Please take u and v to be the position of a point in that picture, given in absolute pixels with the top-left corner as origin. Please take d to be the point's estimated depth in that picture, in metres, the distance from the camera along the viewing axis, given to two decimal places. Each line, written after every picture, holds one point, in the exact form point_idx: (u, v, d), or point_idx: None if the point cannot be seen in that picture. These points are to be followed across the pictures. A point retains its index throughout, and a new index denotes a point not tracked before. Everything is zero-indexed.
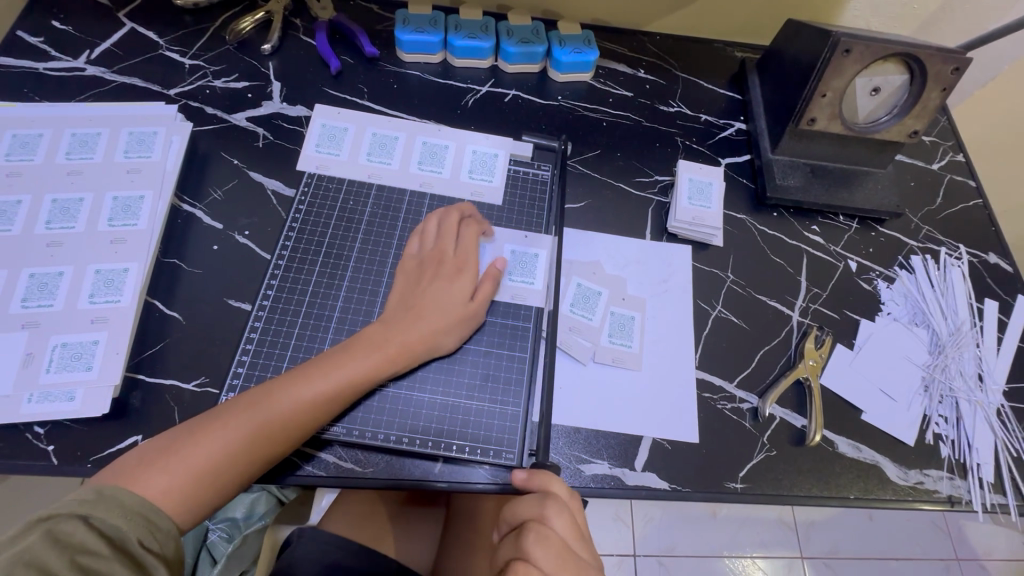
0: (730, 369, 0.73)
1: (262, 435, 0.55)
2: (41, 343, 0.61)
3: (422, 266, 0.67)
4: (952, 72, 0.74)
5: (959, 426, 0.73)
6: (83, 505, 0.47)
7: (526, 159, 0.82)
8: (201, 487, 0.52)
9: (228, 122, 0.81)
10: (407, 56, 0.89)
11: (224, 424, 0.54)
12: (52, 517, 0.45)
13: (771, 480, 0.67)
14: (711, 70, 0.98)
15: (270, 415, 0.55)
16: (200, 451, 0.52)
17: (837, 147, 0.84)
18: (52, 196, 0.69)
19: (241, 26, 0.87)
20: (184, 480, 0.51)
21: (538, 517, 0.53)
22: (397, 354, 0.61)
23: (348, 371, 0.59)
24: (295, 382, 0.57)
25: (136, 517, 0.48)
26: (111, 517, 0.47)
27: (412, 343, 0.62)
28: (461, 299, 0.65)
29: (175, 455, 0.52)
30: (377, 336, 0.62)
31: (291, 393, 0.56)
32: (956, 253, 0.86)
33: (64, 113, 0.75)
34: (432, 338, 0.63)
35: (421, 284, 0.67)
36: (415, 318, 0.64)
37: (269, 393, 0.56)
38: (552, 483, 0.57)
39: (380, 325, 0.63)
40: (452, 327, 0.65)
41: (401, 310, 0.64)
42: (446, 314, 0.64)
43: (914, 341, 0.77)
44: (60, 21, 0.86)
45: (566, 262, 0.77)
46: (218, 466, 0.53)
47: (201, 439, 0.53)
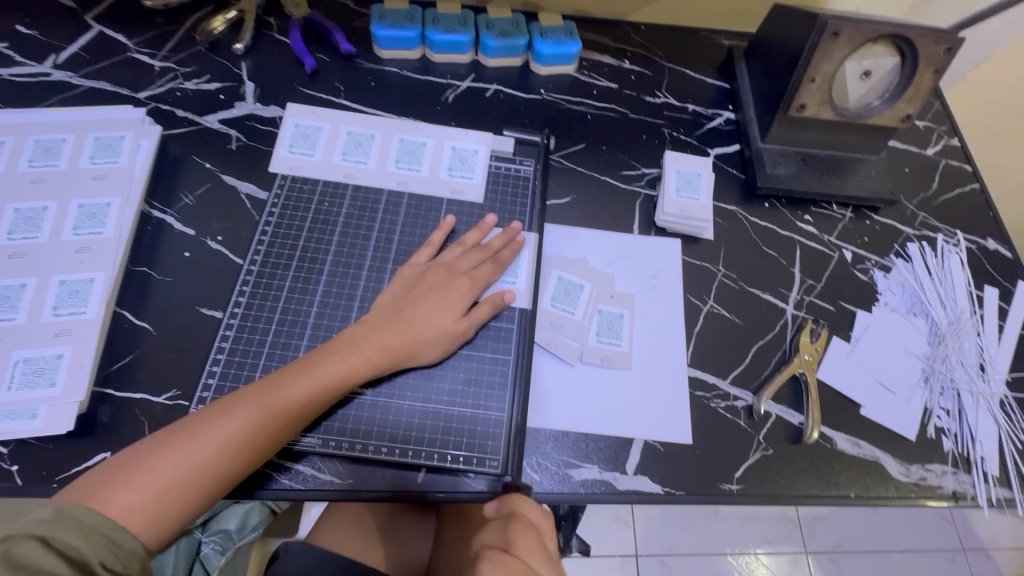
0: (723, 366, 0.71)
1: (233, 447, 0.52)
2: (3, 359, 0.59)
3: (418, 278, 0.65)
4: (944, 53, 0.72)
5: (962, 419, 0.70)
6: (42, 526, 0.44)
7: (508, 154, 0.80)
8: (166, 503, 0.49)
9: (200, 125, 0.79)
10: (384, 52, 0.87)
11: (191, 436, 0.51)
12: (10, 538, 0.43)
13: (768, 479, 0.65)
14: (697, 59, 0.95)
15: (241, 425, 0.53)
16: (166, 465, 0.50)
17: (828, 134, 0.82)
18: (14, 206, 0.66)
19: (212, 26, 0.84)
20: (148, 496, 0.49)
21: (500, 543, 0.52)
22: (376, 358, 0.59)
23: (324, 377, 0.57)
24: (268, 389, 0.55)
25: (97, 537, 0.46)
26: (70, 537, 0.44)
27: (392, 347, 0.60)
28: (454, 315, 0.63)
29: (138, 471, 0.49)
30: (354, 340, 0.59)
31: (263, 401, 0.54)
32: (954, 239, 0.84)
33: (27, 119, 0.72)
34: (415, 345, 0.61)
35: (404, 290, 0.64)
36: (396, 322, 0.61)
37: (240, 402, 0.54)
38: (522, 506, 0.56)
39: (359, 329, 0.61)
40: (442, 344, 0.63)
41: (382, 315, 0.62)
42: (435, 329, 0.62)
43: (912, 331, 0.75)
44: (24, 25, 0.84)
45: (562, 275, 0.73)
46: (185, 481, 0.50)
47: (167, 453, 0.50)
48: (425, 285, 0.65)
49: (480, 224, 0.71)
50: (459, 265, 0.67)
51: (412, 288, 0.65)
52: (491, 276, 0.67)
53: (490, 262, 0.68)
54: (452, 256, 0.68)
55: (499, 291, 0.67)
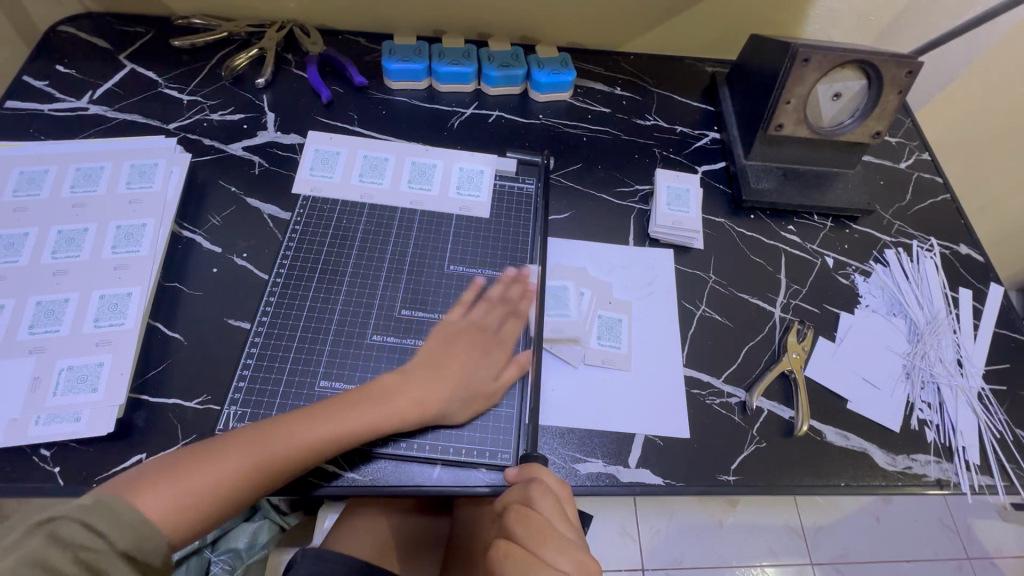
0: (717, 366, 0.76)
1: (253, 471, 0.56)
2: (49, 367, 0.63)
3: (454, 335, 0.70)
4: (906, 76, 0.79)
5: (942, 411, 0.75)
6: (82, 510, 0.47)
7: (511, 174, 0.86)
8: (184, 513, 0.53)
9: (225, 152, 0.85)
10: (394, 83, 0.94)
11: (222, 454, 0.56)
12: (52, 519, 0.45)
13: (763, 471, 0.69)
14: (683, 84, 1.03)
15: (266, 452, 0.57)
16: (194, 477, 0.54)
17: (806, 150, 0.88)
18: (57, 228, 0.72)
19: (236, 62, 0.92)
20: (172, 502, 0.52)
21: (523, 500, 0.56)
22: (404, 411, 0.63)
23: (351, 422, 0.60)
24: (298, 422, 0.59)
25: (129, 527, 0.48)
26: (108, 524, 0.47)
27: (423, 402, 0.64)
28: (487, 376, 0.67)
29: (168, 478, 0.53)
30: (387, 390, 0.63)
31: (290, 435, 0.58)
32: (928, 245, 0.90)
33: (69, 150, 0.78)
34: (442, 401, 0.64)
35: (442, 343, 0.69)
36: (430, 376, 0.65)
37: (271, 431, 0.58)
38: (542, 472, 0.59)
39: (394, 379, 0.64)
40: (468, 402, 0.66)
41: (416, 365, 0.66)
42: (465, 383, 0.66)
43: (892, 330, 0.80)
44: (64, 65, 0.91)
45: (550, 282, 0.78)
46: (208, 493, 0.54)
47: (200, 465, 0.55)
48: (457, 343, 0.69)
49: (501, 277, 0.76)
50: (485, 323, 0.71)
51: (449, 343, 0.69)
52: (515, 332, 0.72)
53: (510, 317, 0.73)
54: (478, 313, 0.72)
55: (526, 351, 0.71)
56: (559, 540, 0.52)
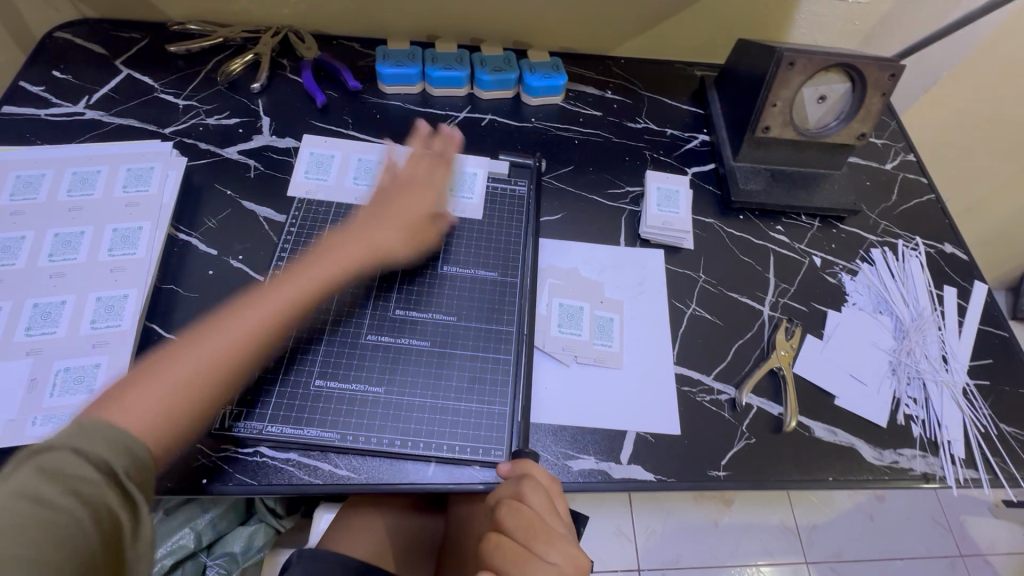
0: (707, 364, 0.77)
1: (240, 343, 0.60)
2: (45, 368, 0.64)
3: (387, 188, 0.79)
4: (889, 78, 0.81)
5: (928, 407, 0.76)
6: (65, 436, 0.42)
7: (504, 176, 0.87)
8: (166, 410, 0.52)
9: (221, 156, 0.86)
10: (388, 88, 0.95)
11: (185, 351, 0.57)
12: (39, 451, 0.41)
13: (753, 466, 0.70)
14: (673, 88, 1.05)
15: (247, 328, 0.61)
16: (175, 367, 0.55)
17: (793, 152, 0.90)
18: (54, 231, 0.73)
19: (231, 68, 0.93)
20: (159, 398, 0.52)
21: (514, 495, 0.57)
22: (355, 259, 0.72)
23: (313, 284, 0.68)
24: (266, 301, 0.64)
25: (111, 441, 0.42)
26: (96, 445, 0.42)
27: (376, 245, 0.73)
28: (425, 211, 0.78)
29: (144, 378, 0.53)
30: (339, 245, 0.72)
31: (254, 320, 0.62)
32: (913, 244, 0.91)
33: (66, 154, 0.79)
34: (386, 237, 0.74)
35: (376, 201, 0.78)
36: (376, 224, 0.75)
37: (236, 320, 0.61)
38: (533, 467, 0.59)
39: (333, 242, 0.73)
40: (408, 234, 0.76)
41: (358, 227, 0.75)
42: (405, 220, 0.76)
43: (878, 328, 0.82)
44: (60, 71, 0.92)
45: (563, 302, 0.78)
46: (195, 381, 0.55)
47: (166, 364, 0.55)
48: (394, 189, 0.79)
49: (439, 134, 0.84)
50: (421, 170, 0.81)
51: (383, 196, 0.78)
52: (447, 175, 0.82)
53: (438, 161, 0.82)
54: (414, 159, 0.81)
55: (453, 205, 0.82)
56: (548, 534, 0.53)
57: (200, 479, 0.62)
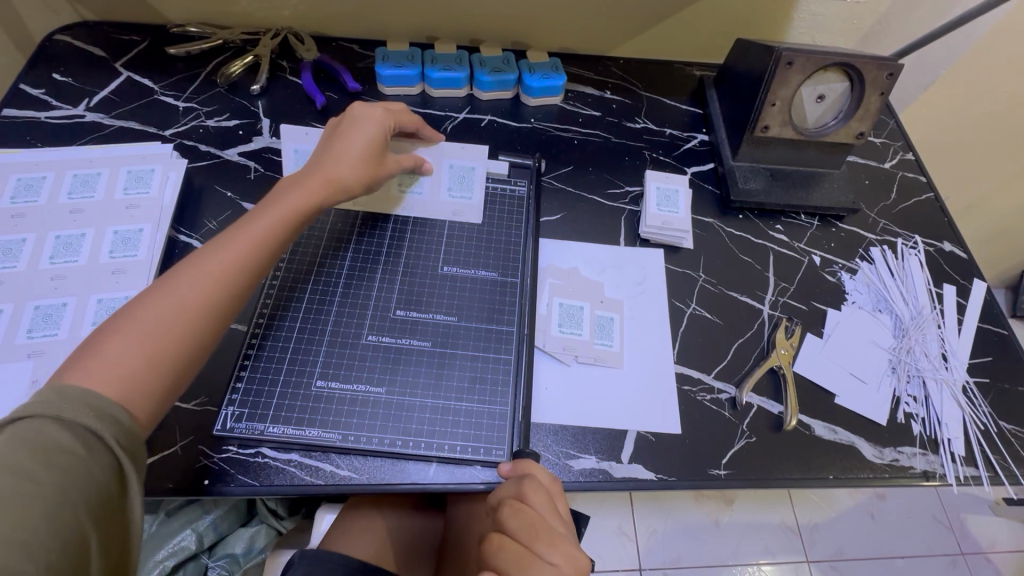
0: (707, 363, 0.77)
1: (215, 284, 0.57)
2: (47, 370, 0.64)
3: (339, 126, 0.74)
4: (887, 78, 0.81)
5: (928, 404, 0.77)
6: (48, 405, 0.44)
7: (503, 176, 0.87)
8: (140, 367, 0.50)
9: (221, 158, 0.86)
10: (388, 89, 0.96)
11: (145, 308, 0.53)
12: (23, 417, 0.43)
13: (753, 464, 0.70)
14: (672, 88, 1.05)
15: (218, 267, 0.58)
16: (148, 315, 0.53)
17: (792, 151, 0.90)
18: (55, 233, 0.73)
19: (231, 70, 0.94)
20: (140, 349, 0.51)
21: (516, 496, 0.57)
22: (320, 188, 0.67)
23: (281, 211, 0.64)
24: (229, 239, 0.60)
25: (101, 413, 0.46)
26: (82, 416, 0.44)
27: (328, 176, 0.68)
28: (381, 138, 0.73)
29: (118, 333, 0.51)
30: (293, 181, 0.67)
31: (211, 269, 0.57)
32: (912, 242, 0.92)
33: (66, 157, 0.79)
34: (345, 173, 0.69)
35: (328, 138, 0.73)
36: (326, 161, 0.69)
37: (191, 272, 0.57)
38: (535, 469, 0.60)
39: (294, 178, 0.68)
40: (367, 163, 0.71)
41: (318, 159, 0.70)
42: (361, 151, 0.71)
43: (878, 326, 0.82)
44: (60, 73, 0.92)
45: (564, 301, 0.78)
46: (172, 326, 0.53)
47: (131, 323, 0.52)
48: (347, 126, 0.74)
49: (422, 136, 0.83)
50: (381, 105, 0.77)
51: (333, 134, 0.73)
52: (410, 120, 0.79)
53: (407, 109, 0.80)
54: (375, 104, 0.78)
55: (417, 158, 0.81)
56: (550, 535, 0.53)
57: (204, 480, 0.62)
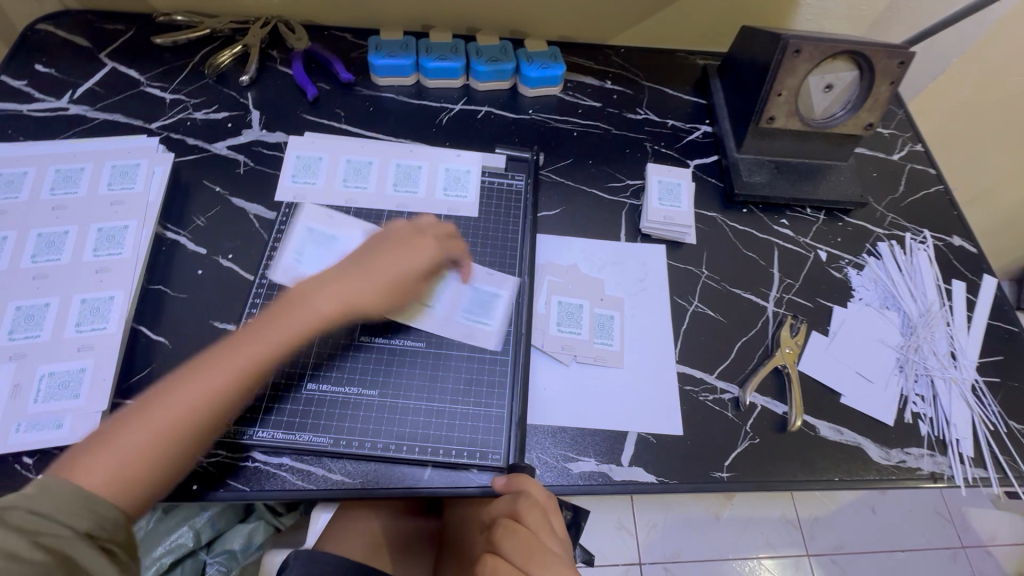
0: (710, 362, 0.75)
1: (198, 404, 0.53)
2: (29, 373, 0.62)
3: (379, 237, 0.68)
4: (898, 66, 0.78)
5: (936, 404, 0.75)
6: (26, 500, 0.42)
7: (500, 170, 0.85)
8: (127, 477, 0.49)
9: (209, 152, 0.84)
10: (381, 80, 0.93)
11: (144, 413, 0.52)
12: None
13: (757, 467, 0.69)
14: (674, 77, 1.02)
15: (206, 385, 0.54)
16: (127, 433, 0.50)
17: (798, 143, 0.88)
18: (37, 231, 0.71)
19: (219, 60, 0.91)
20: (126, 460, 0.49)
21: (510, 513, 0.56)
22: (331, 308, 0.61)
23: (285, 329, 0.59)
24: (228, 350, 0.56)
25: (80, 509, 0.43)
26: (58, 510, 0.42)
27: (349, 295, 0.62)
28: (409, 269, 0.66)
29: (99, 445, 0.49)
30: (316, 288, 0.62)
31: (211, 379, 0.54)
32: (921, 237, 0.89)
33: (48, 151, 0.77)
34: (370, 293, 0.63)
35: (361, 249, 0.67)
36: (355, 271, 0.64)
37: (192, 377, 0.54)
38: (530, 484, 0.58)
39: (313, 284, 0.62)
40: (387, 301, 0.65)
41: (346, 267, 0.65)
42: (386, 286, 0.64)
43: (886, 324, 0.80)
44: (43, 64, 0.89)
45: (561, 299, 0.76)
46: (149, 445, 0.50)
47: (130, 428, 0.51)
48: (383, 242, 0.67)
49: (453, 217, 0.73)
50: (419, 227, 0.69)
51: (368, 245, 0.67)
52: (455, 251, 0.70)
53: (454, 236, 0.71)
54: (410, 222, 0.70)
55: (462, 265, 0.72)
56: (545, 556, 0.51)
57: (192, 485, 0.61)
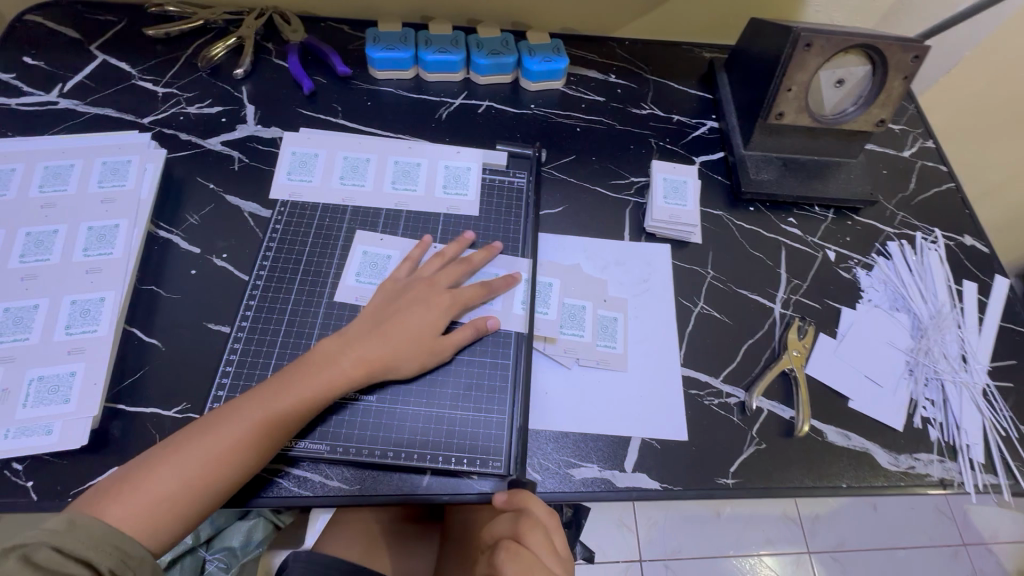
0: (715, 365, 0.73)
1: (219, 459, 0.54)
2: (18, 377, 0.61)
3: (399, 291, 0.67)
4: (912, 61, 0.76)
5: (946, 409, 0.73)
6: (56, 535, 0.47)
7: (501, 168, 0.83)
8: (150, 519, 0.52)
9: (202, 147, 0.81)
10: (379, 73, 0.90)
11: (171, 457, 0.54)
12: (27, 545, 0.46)
13: (763, 473, 0.67)
14: (680, 70, 0.99)
15: (230, 441, 0.55)
16: (155, 480, 0.53)
17: (807, 139, 0.85)
18: (25, 230, 0.69)
19: (213, 52, 0.88)
20: (150, 502, 0.52)
21: (512, 535, 0.54)
22: (355, 370, 0.61)
23: (308, 389, 0.59)
24: (253, 406, 0.57)
25: (107, 548, 0.48)
26: (85, 548, 0.47)
27: (372, 359, 0.62)
28: (432, 326, 0.65)
29: (131, 486, 0.52)
30: (341, 349, 0.62)
31: (234, 431, 0.55)
32: (932, 236, 0.87)
33: (37, 147, 0.75)
34: (394, 352, 0.63)
35: (384, 306, 0.66)
36: (378, 332, 0.63)
37: (218, 426, 0.56)
38: (530, 500, 0.56)
39: (338, 343, 0.62)
40: (413, 363, 0.63)
41: (371, 325, 0.64)
42: (409, 343, 0.63)
43: (895, 326, 0.78)
44: (32, 56, 0.87)
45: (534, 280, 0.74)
46: (174, 494, 0.53)
47: (157, 470, 0.53)
48: (407, 298, 0.66)
49: (460, 239, 0.73)
50: (441, 280, 0.68)
51: (391, 302, 0.66)
52: (474, 298, 0.68)
53: (476, 285, 0.69)
54: (435, 272, 0.70)
55: (483, 316, 0.68)
56: None
57: None
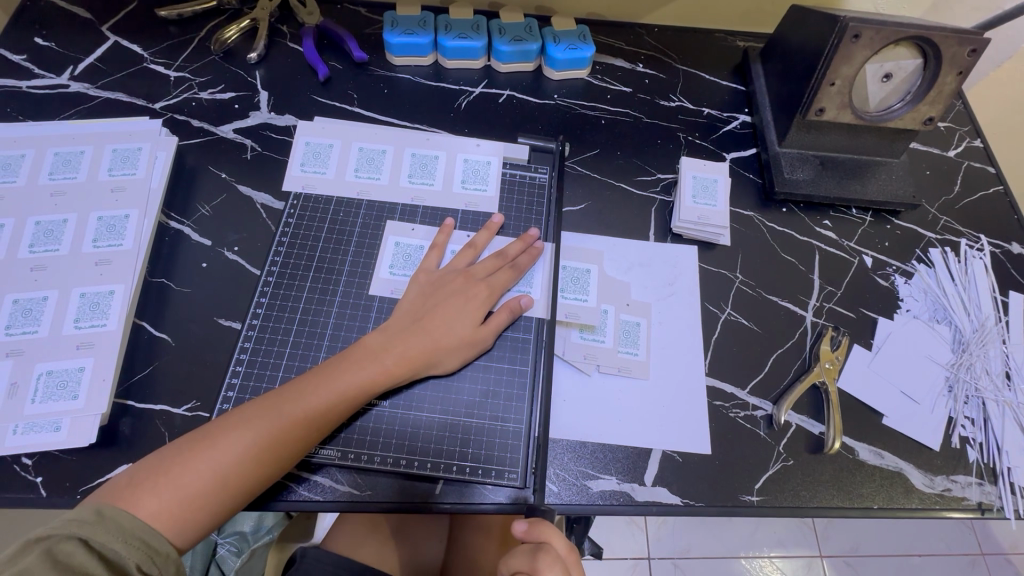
0: (742, 375, 0.70)
1: (259, 454, 0.53)
2: (27, 372, 0.60)
3: (435, 285, 0.66)
4: (969, 55, 0.70)
5: (987, 429, 0.69)
6: (83, 527, 0.45)
7: (522, 162, 0.79)
8: (183, 514, 0.50)
9: (215, 135, 0.79)
10: (397, 60, 0.87)
11: (206, 449, 0.52)
12: (51, 537, 0.44)
13: (790, 490, 0.64)
14: (712, 60, 0.94)
15: (270, 437, 0.53)
16: (190, 473, 0.50)
17: (847, 137, 0.80)
18: (35, 219, 0.67)
19: (226, 35, 0.85)
20: (184, 496, 0.50)
21: (529, 570, 0.52)
22: (396, 367, 0.59)
23: (346, 385, 0.57)
24: (292, 401, 0.55)
25: (135, 542, 0.47)
26: (112, 541, 0.46)
27: (413, 355, 0.60)
28: (471, 323, 0.63)
29: (164, 477, 0.50)
30: (381, 344, 0.60)
31: (274, 425, 0.54)
32: (978, 244, 0.82)
33: (48, 132, 0.73)
34: (435, 347, 0.61)
35: (418, 302, 0.64)
36: (416, 330, 0.61)
37: (257, 418, 0.54)
38: (553, 535, 0.54)
39: (377, 338, 0.61)
40: (453, 358, 0.62)
41: (409, 321, 0.62)
42: (448, 338, 0.62)
43: (934, 339, 0.74)
44: (42, 37, 0.85)
45: (567, 264, 0.73)
46: (210, 487, 0.51)
47: (190, 463, 0.51)
48: (442, 293, 0.65)
49: (487, 225, 0.71)
50: (475, 272, 0.67)
51: (426, 296, 0.65)
52: (508, 282, 0.67)
53: (506, 269, 0.68)
54: (469, 264, 0.68)
55: (516, 298, 0.67)
56: None
57: None
